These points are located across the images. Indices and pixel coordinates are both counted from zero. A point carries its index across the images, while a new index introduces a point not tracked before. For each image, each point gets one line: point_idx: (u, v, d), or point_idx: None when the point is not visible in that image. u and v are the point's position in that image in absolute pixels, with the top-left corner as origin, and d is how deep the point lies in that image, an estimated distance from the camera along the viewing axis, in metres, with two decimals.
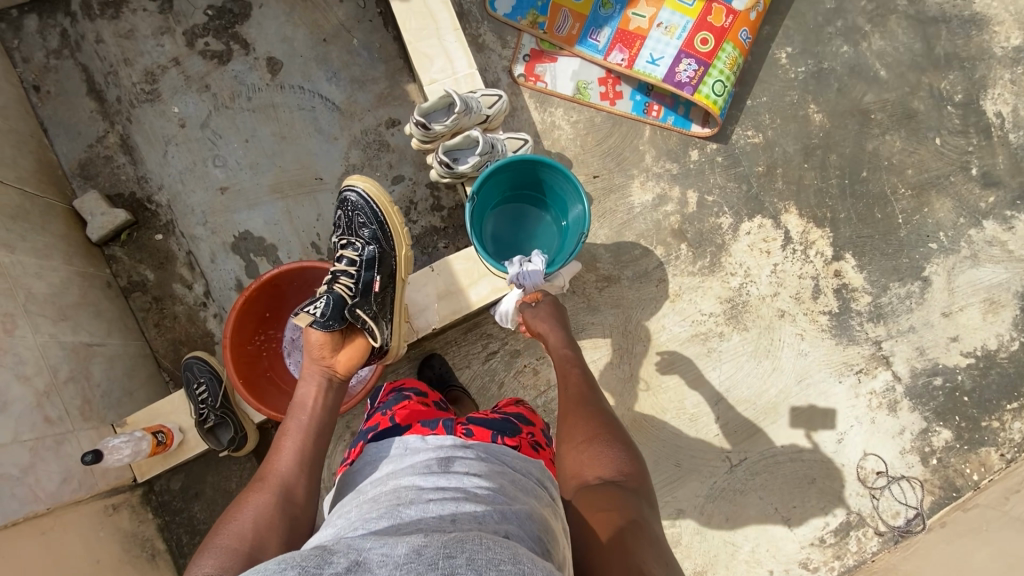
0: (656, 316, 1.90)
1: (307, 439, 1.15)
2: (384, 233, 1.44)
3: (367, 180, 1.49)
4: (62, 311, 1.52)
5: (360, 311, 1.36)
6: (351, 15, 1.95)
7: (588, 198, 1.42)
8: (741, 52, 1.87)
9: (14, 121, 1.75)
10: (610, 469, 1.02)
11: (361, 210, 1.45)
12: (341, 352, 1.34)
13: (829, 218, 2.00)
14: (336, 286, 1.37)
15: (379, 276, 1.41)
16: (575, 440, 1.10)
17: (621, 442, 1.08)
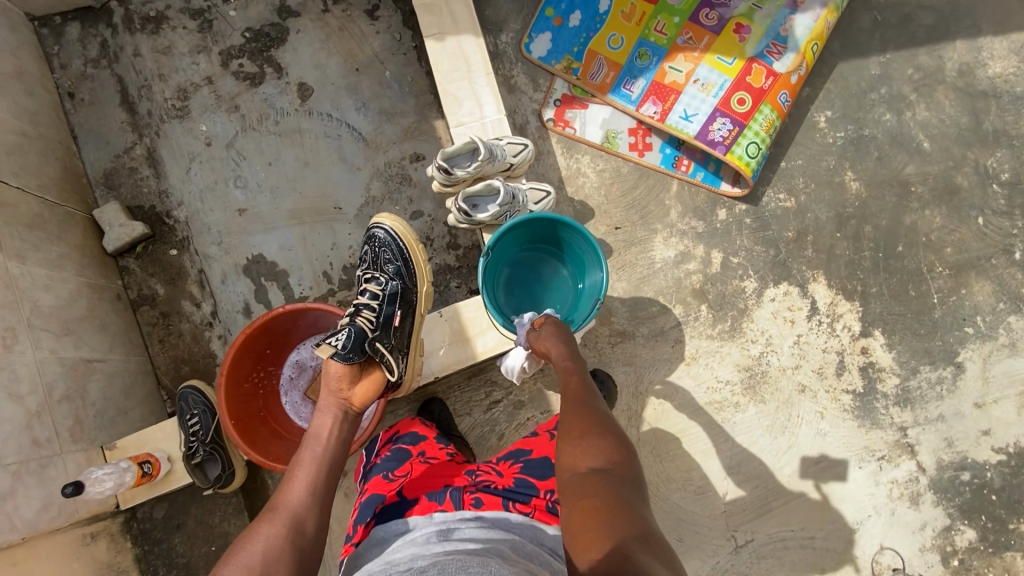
0: (669, 378, 1.82)
1: (320, 472, 1.12)
2: (409, 270, 1.42)
3: (393, 216, 1.47)
4: (66, 325, 1.50)
5: (380, 345, 1.32)
6: (385, 47, 1.95)
7: (607, 264, 1.38)
8: (779, 114, 1.81)
9: (44, 128, 1.77)
10: (601, 459, 0.98)
11: (387, 246, 1.42)
12: (358, 386, 1.30)
13: (859, 291, 1.92)
14: (358, 319, 1.33)
15: (399, 310, 1.39)
16: (570, 433, 1.07)
17: (614, 433, 1.04)
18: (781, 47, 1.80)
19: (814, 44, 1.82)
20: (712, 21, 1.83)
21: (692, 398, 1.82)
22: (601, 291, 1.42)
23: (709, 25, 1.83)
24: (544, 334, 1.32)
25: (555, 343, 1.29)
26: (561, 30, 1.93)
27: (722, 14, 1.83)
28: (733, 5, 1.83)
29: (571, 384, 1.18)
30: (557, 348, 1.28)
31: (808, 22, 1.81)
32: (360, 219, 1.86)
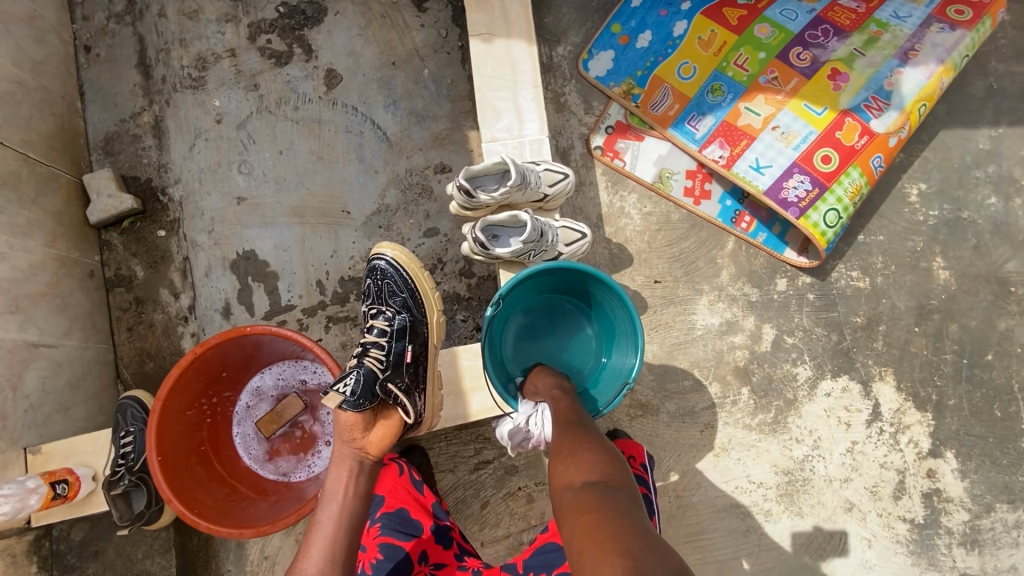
0: (692, 467, 1.54)
1: (339, 536, 0.96)
2: (416, 301, 1.22)
3: (395, 245, 1.27)
4: (15, 302, 1.32)
5: (393, 386, 1.13)
6: (428, 43, 1.75)
7: (643, 346, 1.15)
8: (869, 181, 1.54)
9: (47, 80, 1.61)
10: (596, 470, 0.87)
11: (391, 278, 1.22)
12: (374, 431, 1.10)
13: (933, 400, 1.62)
14: (365, 359, 1.14)
15: (411, 347, 1.20)
16: (558, 451, 0.95)
17: (605, 444, 0.94)
18: (883, 102, 1.54)
19: (922, 105, 1.55)
20: (804, 62, 1.58)
21: (716, 496, 1.53)
22: (632, 375, 1.19)
23: (800, 66, 1.58)
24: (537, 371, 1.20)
25: (547, 377, 1.17)
26: (626, 50, 1.70)
27: (817, 56, 1.58)
28: (831, 48, 1.58)
29: (561, 404, 1.07)
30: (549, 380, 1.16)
31: (918, 79, 1.54)
32: (368, 228, 1.65)
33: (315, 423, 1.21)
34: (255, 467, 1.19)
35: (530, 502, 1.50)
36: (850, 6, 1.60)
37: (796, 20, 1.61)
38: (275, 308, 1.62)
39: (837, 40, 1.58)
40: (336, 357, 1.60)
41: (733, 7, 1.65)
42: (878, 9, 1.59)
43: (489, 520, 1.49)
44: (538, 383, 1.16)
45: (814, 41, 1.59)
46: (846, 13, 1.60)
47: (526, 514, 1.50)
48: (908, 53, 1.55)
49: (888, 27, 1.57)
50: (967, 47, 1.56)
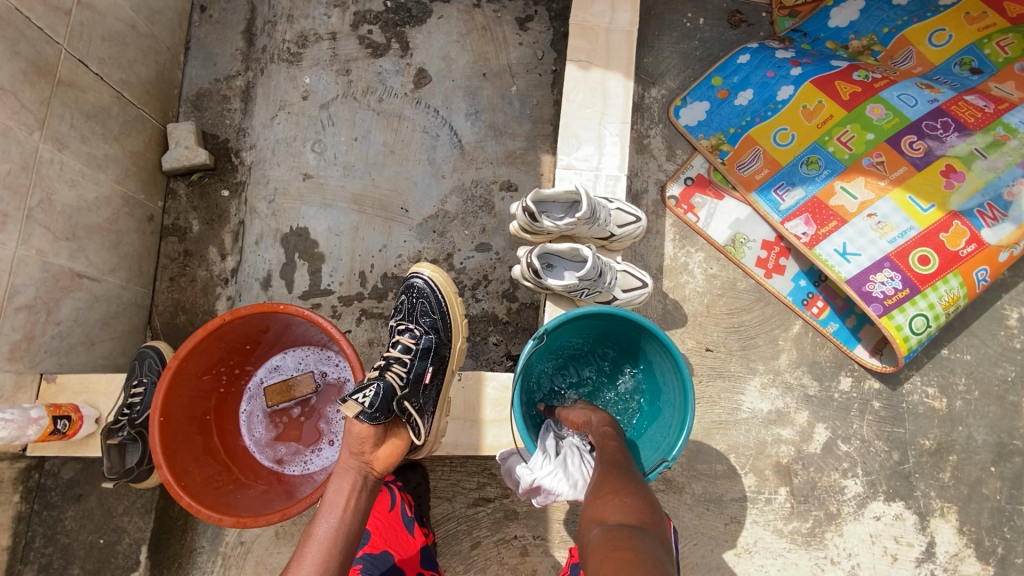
0: (709, 562, 1.39)
1: (334, 551, 0.89)
2: (445, 323, 1.16)
3: (434, 266, 1.23)
4: (73, 229, 1.35)
5: (409, 405, 1.07)
6: (522, 62, 1.74)
7: (691, 424, 1.01)
8: (968, 293, 1.39)
9: (158, 29, 1.68)
10: (632, 515, 0.77)
11: (423, 298, 1.16)
12: (383, 447, 1.03)
13: (997, 554, 1.42)
14: (387, 373, 1.08)
15: (432, 368, 1.13)
16: (594, 483, 0.86)
17: (647, 491, 0.83)
18: (999, 212, 1.39)
19: None
20: (916, 152, 1.45)
21: None
22: (672, 452, 1.04)
23: (910, 156, 1.45)
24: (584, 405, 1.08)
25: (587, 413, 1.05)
26: (723, 105, 1.64)
27: (931, 148, 1.45)
28: (950, 143, 1.44)
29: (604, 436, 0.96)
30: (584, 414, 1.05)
31: None
32: (422, 229, 1.62)
33: (322, 419, 1.15)
34: (253, 450, 1.14)
35: (524, 555, 1.39)
36: (977, 103, 1.47)
37: (914, 107, 1.49)
38: (313, 290, 1.60)
39: (957, 136, 1.45)
40: (361, 353, 1.55)
41: (847, 81, 1.54)
42: (1007, 112, 1.45)
43: (476, 563, 1.38)
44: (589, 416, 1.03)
45: (930, 132, 1.46)
46: (972, 110, 1.46)
47: (516, 567, 1.38)
48: None
49: (1018, 133, 1.42)
50: None
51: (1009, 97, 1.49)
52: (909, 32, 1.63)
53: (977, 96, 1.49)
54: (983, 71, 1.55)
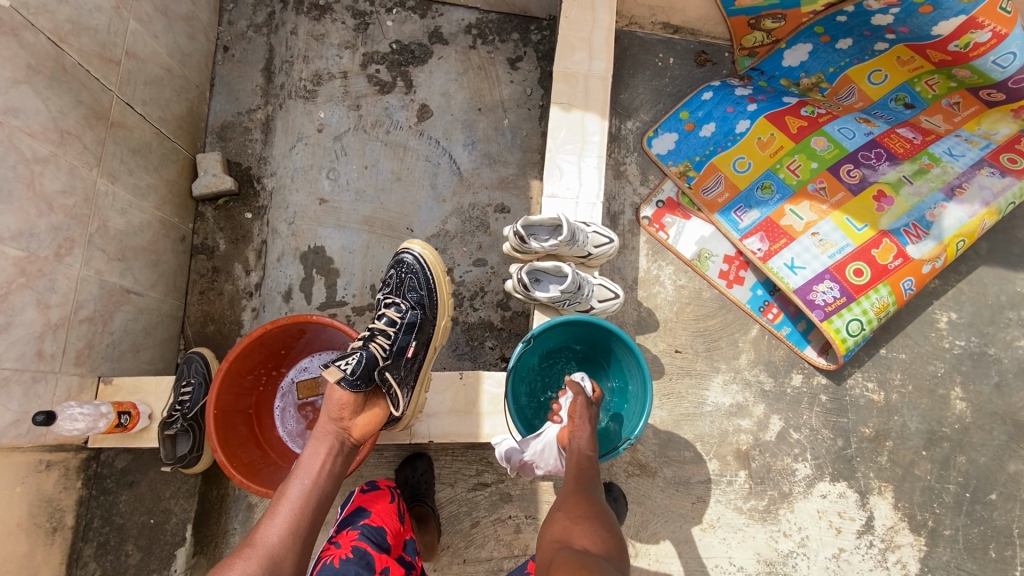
0: (678, 536, 1.59)
1: (306, 508, 1.00)
2: (431, 300, 1.33)
3: (424, 244, 1.39)
4: (122, 251, 1.54)
5: (389, 376, 1.21)
6: (513, 98, 1.97)
7: (650, 410, 1.25)
8: (896, 300, 1.61)
9: (189, 70, 1.88)
10: (599, 545, 0.86)
11: (413, 273, 1.33)
12: (361, 416, 1.17)
13: (928, 526, 1.63)
14: (371, 344, 1.23)
15: (415, 342, 1.29)
16: (567, 507, 0.95)
17: (613, 527, 0.92)
18: (922, 230, 1.62)
19: (961, 240, 1.62)
20: (853, 179, 1.69)
21: (695, 570, 1.57)
22: (634, 433, 1.28)
23: (848, 182, 1.69)
24: (581, 411, 1.19)
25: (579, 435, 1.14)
26: (689, 136, 1.87)
27: (866, 176, 1.69)
28: (882, 171, 1.69)
29: (581, 467, 1.06)
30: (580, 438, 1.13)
31: (961, 217, 1.62)
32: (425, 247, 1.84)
33: None
34: (286, 439, 1.35)
35: (517, 532, 1.59)
36: (908, 135, 1.72)
37: (853, 139, 1.73)
38: (329, 301, 1.80)
39: (888, 164, 1.69)
40: None
41: (796, 117, 1.77)
42: (933, 143, 1.70)
43: (475, 539, 1.58)
44: (572, 440, 1.14)
45: (866, 161, 1.70)
46: (902, 141, 1.71)
47: (510, 543, 1.58)
48: (955, 189, 1.64)
49: (940, 162, 1.68)
50: (1014, 195, 1.64)
51: (936, 130, 1.73)
52: (851, 71, 1.82)
53: (908, 129, 1.73)
54: (915, 106, 1.77)
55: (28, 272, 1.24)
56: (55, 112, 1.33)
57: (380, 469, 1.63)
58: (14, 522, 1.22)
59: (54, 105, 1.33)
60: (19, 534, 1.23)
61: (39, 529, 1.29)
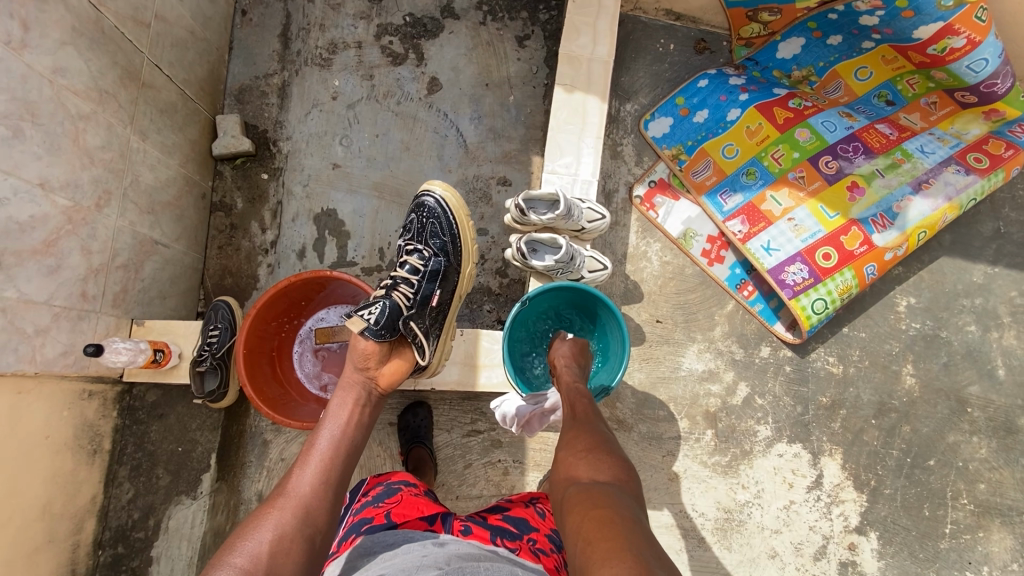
0: (648, 484, 1.79)
1: (336, 457, 1.11)
2: (455, 247, 1.47)
3: (445, 188, 1.51)
4: (151, 205, 1.67)
5: (415, 326, 1.36)
6: (520, 75, 2.07)
7: (626, 365, 1.41)
8: (859, 283, 1.77)
9: (210, 32, 1.96)
10: (605, 474, 0.98)
11: (435, 220, 1.46)
12: (386, 367, 1.31)
13: (871, 486, 1.83)
14: (394, 293, 1.38)
15: (438, 292, 1.44)
16: (571, 446, 1.08)
17: (619, 453, 1.05)
18: (888, 221, 1.78)
19: (923, 231, 1.78)
20: (830, 170, 1.83)
21: (662, 514, 1.77)
22: (612, 386, 1.45)
23: (825, 172, 1.83)
24: (558, 351, 1.42)
25: (574, 378, 1.31)
26: (683, 121, 1.98)
27: (842, 167, 1.83)
28: (857, 163, 1.83)
29: (579, 407, 1.20)
30: (573, 380, 1.30)
31: (925, 209, 1.77)
32: None
33: None
34: (303, 380, 1.53)
35: (505, 474, 1.77)
36: (885, 131, 1.86)
37: (834, 132, 1.86)
38: (340, 261, 1.94)
39: (864, 158, 1.83)
40: None
41: (783, 108, 1.90)
42: (907, 140, 1.85)
43: (467, 480, 1.77)
44: (566, 387, 1.28)
45: (844, 153, 1.84)
46: (879, 136, 1.85)
47: (499, 484, 1.77)
48: (922, 184, 1.79)
49: (911, 157, 1.82)
50: (975, 192, 1.78)
51: (913, 127, 1.87)
52: (839, 67, 1.92)
53: (886, 125, 1.87)
54: (896, 103, 1.90)
55: (74, 220, 1.36)
56: (95, 72, 1.43)
57: (384, 414, 1.80)
58: (61, 441, 1.38)
59: (94, 66, 1.43)
60: (65, 452, 1.40)
61: (82, 449, 1.46)
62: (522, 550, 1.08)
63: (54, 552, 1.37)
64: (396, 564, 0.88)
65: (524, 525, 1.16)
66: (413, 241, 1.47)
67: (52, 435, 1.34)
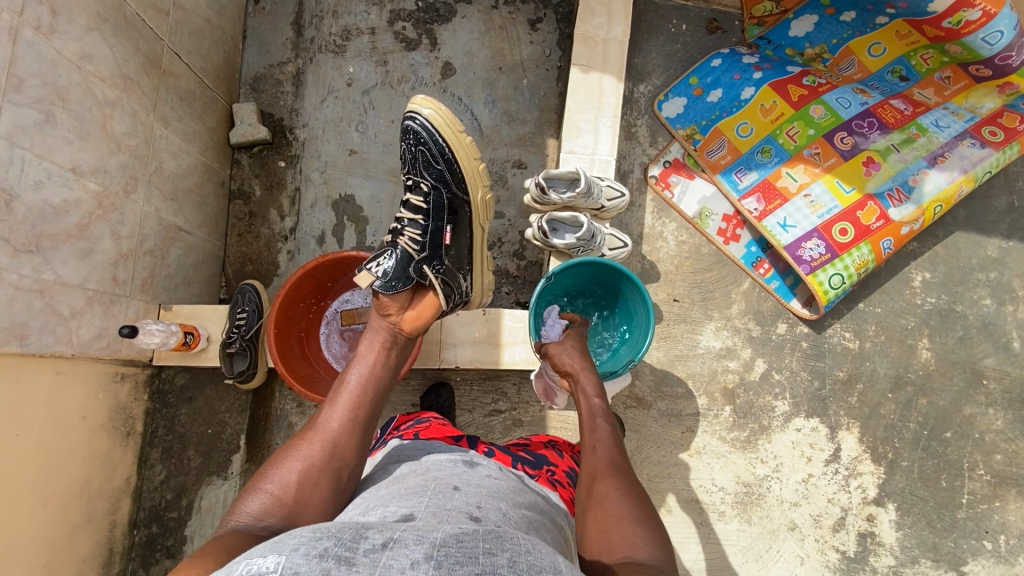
0: (668, 459, 1.81)
1: (364, 396, 1.14)
2: (454, 174, 1.36)
3: (432, 104, 1.37)
4: (174, 192, 1.68)
5: (427, 268, 1.33)
6: (532, 58, 2.07)
7: (653, 335, 1.43)
8: (875, 258, 1.79)
9: (225, 21, 1.97)
10: (644, 550, 0.90)
11: (425, 146, 1.36)
12: (410, 311, 1.30)
13: (888, 458, 1.85)
14: (401, 241, 1.36)
15: (449, 227, 1.38)
16: (603, 507, 0.99)
17: (657, 523, 0.97)
18: (904, 195, 1.79)
19: (939, 205, 1.79)
20: (846, 146, 1.85)
21: (682, 489, 1.80)
22: (638, 356, 1.47)
23: (841, 148, 1.85)
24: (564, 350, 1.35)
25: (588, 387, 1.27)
26: (697, 101, 1.99)
27: (857, 143, 1.84)
28: (872, 139, 1.84)
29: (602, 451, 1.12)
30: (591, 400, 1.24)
31: (941, 182, 1.78)
32: None
33: None
34: (332, 360, 1.55)
35: None
36: (899, 106, 1.86)
37: (849, 109, 1.87)
38: (359, 246, 1.97)
39: (879, 133, 1.84)
40: None
41: (798, 86, 1.90)
42: (922, 115, 1.85)
43: None
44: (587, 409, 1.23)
45: (859, 129, 1.85)
46: (893, 112, 1.86)
47: None
48: (938, 158, 1.80)
49: (927, 132, 1.83)
50: (991, 165, 1.79)
51: (927, 102, 1.88)
52: (852, 43, 1.93)
53: (900, 101, 1.87)
54: (909, 79, 1.91)
55: (104, 205, 1.38)
56: (120, 59, 1.45)
57: (407, 395, 1.83)
58: (97, 422, 1.41)
59: (118, 53, 1.44)
60: (100, 433, 1.43)
61: (117, 431, 1.49)
62: (542, 477, 1.15)
63: (92, 531, 1.40)
64: (427, 487, 0.90)
65: (544, 458, 1.24)
66: (412, 174, 1.40)
67: (88, 416, 1.37)
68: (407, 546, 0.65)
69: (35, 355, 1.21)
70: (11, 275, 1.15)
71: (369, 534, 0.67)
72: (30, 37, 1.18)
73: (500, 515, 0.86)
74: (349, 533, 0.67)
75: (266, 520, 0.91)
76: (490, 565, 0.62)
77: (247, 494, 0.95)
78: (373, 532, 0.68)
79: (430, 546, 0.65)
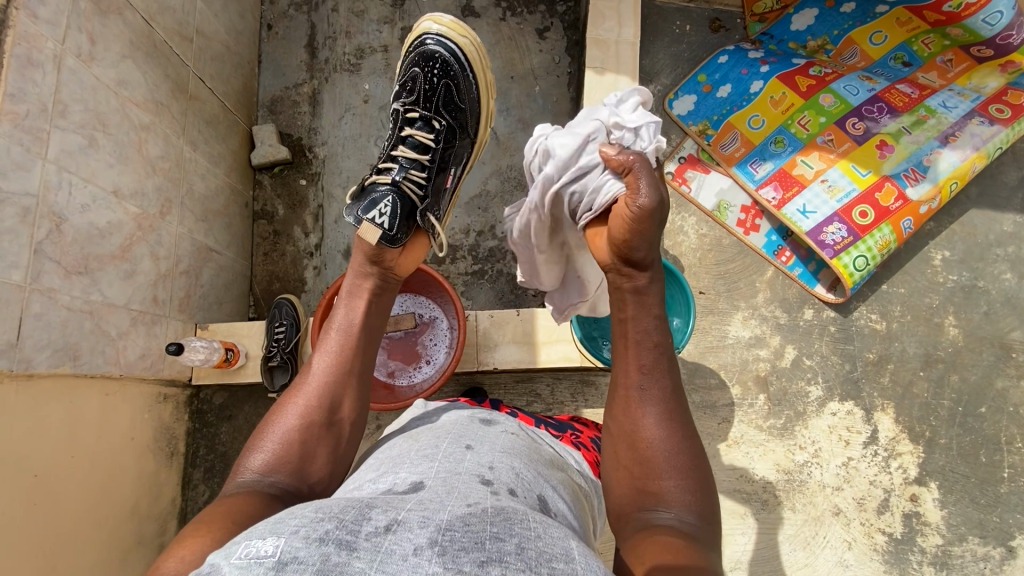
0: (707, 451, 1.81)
1: (352, 343, 1.14)
2: (470, 117, 1.41)
3: (464, 34, 1.38)
4: (205, 213, 1.70)
5: (430, 218, 1.33)
6: (543, 66, 2.12)
7: (695, 314, 1.49)
8: (897, 238, 1.82)
9: (242, 46, 2.02)
10: (678, 496, 0.94)
11: (451, 82, 1.37)
12: (403, 258, 1.26)
13: (926, 436, 1.85)
14: (404, 186, 1.30)
15: (452, 174, 1.42)
16: (641, 446, 0.97)
17: (693, 462, 0.97)
18: (920, 174, 1.83)
19: (954, 182, 1.83)
20: (858, 131, 1.89)
21: (722, 479, 1.80)
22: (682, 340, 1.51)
23: (853, 134, 1.89)
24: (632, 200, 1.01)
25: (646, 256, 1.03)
26: (707, 97, 2.03)
27: (869, 128, 1.89)
28: (883, 123, 1.88)
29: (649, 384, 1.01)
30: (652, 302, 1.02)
31: (954, 161, 1.82)
32: (470, 207, 2.01)
33: (421, 346, 1.65)
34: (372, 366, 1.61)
35: None
36: (906, 91, 1.91)
37: (857, 95, 1.91)
38: None
39: (889, 117, 1.89)
40: None
41: (805, 76, 1.95)
42: (929, 97, 1.89)
43: None
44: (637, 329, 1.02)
45: (869, 114, 1.89)
46: (901, 96, 1.90)
47: None
48: (949, 137, 1.84)
49: (936, 113, 1.87)
50: (1002, 140, 1.83)
51: (932, 85, 1.91)
52: (854, 33, 1.98)
53: (907, 85, 1.92)
54: (912, 63, 1.94)
55: (143, 227, 1.40)
56: (151, 85, 1.48)
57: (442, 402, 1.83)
58: (143, 443, 1.42)
59: (150, 78, 1.48)
60: (146, 454, 1.43)
61: (161, 451, 1.49)
62: (564, 437, 1.20)
63: (143, 553, 1.39)
64: (439, 448, 0.89)
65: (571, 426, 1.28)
66: (420, 106, 1.38)
67: (136, 437, 1.38)
68: (411, 531, 0.63)
69: (84, 376, 1.22)
70: (64, 296, 1.17)
71: (372, 515, 0.66)
72: (71, 64, 1.22)
73: (512, 476, 0.84)
74: (352, 514, 0.65)
75: (272, 476, 0.95)
76: (495, 555, 0.60)
77: (249, 452, 0.99)
78: (377, 513, 0.66)
79: (434, 531, 0.63)
